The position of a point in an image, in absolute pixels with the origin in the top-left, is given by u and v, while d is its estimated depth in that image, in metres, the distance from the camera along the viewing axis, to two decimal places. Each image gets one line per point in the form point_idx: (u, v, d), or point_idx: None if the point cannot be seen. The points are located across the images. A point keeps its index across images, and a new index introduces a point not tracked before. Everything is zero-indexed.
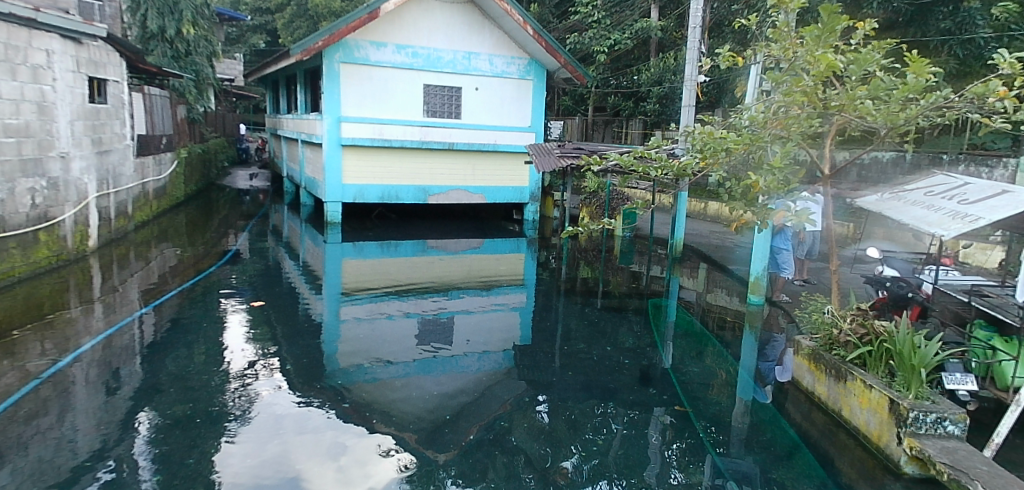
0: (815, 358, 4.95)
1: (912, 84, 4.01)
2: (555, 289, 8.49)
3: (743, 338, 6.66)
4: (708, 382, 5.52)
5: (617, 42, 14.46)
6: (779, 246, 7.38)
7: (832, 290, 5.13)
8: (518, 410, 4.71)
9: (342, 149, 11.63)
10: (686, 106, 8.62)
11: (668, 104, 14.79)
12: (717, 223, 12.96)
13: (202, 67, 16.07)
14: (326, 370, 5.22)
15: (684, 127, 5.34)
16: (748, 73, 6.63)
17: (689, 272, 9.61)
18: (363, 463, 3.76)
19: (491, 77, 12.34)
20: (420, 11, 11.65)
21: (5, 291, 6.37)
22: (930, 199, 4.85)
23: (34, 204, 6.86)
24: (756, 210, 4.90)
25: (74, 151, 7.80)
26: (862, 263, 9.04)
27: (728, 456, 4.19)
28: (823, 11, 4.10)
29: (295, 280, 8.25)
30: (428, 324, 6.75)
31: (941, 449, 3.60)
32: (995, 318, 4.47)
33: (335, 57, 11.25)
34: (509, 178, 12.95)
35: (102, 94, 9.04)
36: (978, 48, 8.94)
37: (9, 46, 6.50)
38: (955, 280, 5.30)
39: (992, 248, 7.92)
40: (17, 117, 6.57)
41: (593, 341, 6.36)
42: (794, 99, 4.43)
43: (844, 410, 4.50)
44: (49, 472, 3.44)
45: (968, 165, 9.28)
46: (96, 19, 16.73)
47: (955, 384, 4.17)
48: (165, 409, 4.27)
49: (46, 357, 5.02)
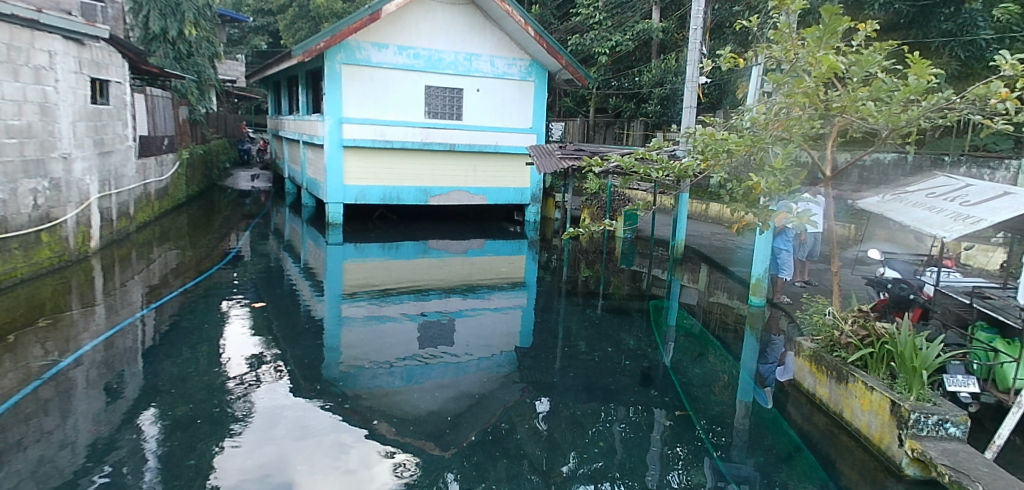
0: (816, 359, 4.94)
1: (914, 86, 4.01)
2: (556, 290, 8.51)
3: (744, 340, 6.66)
4: (709, 383, 5.51)
5: (617, 44, 14.58)
6: (781, 247, 7.34)
7: (833, 291, 5.12)
8: (519, 411, 4.71)
9: (343, 150, 11.65)
10: (688, 108, 8.63)
11: (669, 106, 14.86)
12: (718, 225, 12.95)
13: (204, 68, 16.12)
14: (328, 371, 5.22)
15: (684, 128, 5.36)
16: (750, 74, 6.63)
17: (691, 274, 9.62)
18: (363, 464, 3.76)
19: (493, 78, 12.35)
20: (422, 12, 11.66)
21: (8, 291, 6.40)
22: (932, 201, 4.84)
23: (37, 205, 6.89)
24: (757, 211, 4.92)
25: (76, 152, 7.82)
26: (863, 265, 9.03)
27: (729, 458, 4.19)
28: (824, 12, 4.09)
29: (297, 281, 8.26)
30: (429, 325, 6.75)
31: (942, 451, 3.60)
32: (995, 320, 4.44)
33: (337, 59, 11.26)
34: (510, 179, 12.96)
35: (104, 95, 9.06)
36: (979, 50, 8.92)
37: (12, 47, 6.51)
38: (956, 282, 5.28)
39: (994, 250, 7.90)
40: (19, 118, 6.58)
41: (594, 342, 6.36)
42: (796, 101, 4.43)
43: (846, 412, 4.49)
44: (50, 473, 3.45)
45: (970, 166, 9.28)
46: (99, 20, 16.81)
47: (957, 386, 4.17)
48: (167, 410, 4.27)
49: (48, 357, 5.04)
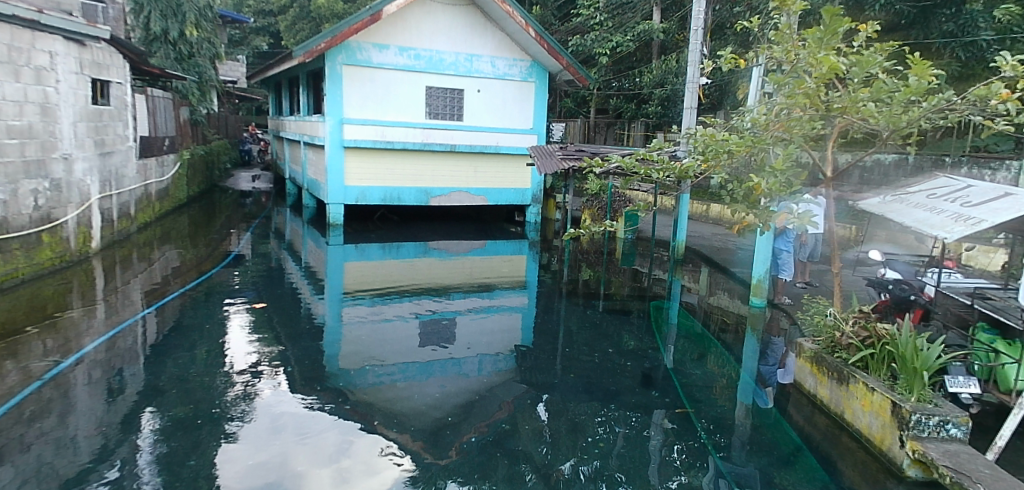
0: (817, 360, 4.93)
1: (915, 87, 4.01)
2: (557, 290, 8.50)
3: (744, 341, 6.65)
4: (710, 384, 5.50)
5: (618, 45, 14.50)
6: (781, 248, 7.32)
7: (834, 292, 5.12)
8: (520, 412, 4.70)
9: (344, 151, 11.65)
10: (689, 108, 8.64)
11: (670, 106, 14.87)
12: (719, 226, 12.95)
13: (205, 69, 16.13)
14: (328, 372, 5.21)
15: (685, 129, 5.36)
16: (750, 75, 6.63)
17: (692, 275, 9.61)
18: (364, 465, 3.76)
19: (494, 78, 12.36)
20: (423, 13, 11.67)
21: (9, 291, 6.41)
22: (933, 202, 4.83)
23: (38, 206, 6.89)
24: (757, 212, 4.93)
25: (77, 153, 7.82)
26: (864, 266, 9.02)
27: (730, 459, 4.18)
28: (825, 13, 4.09)
29: (297, 281, 8.26)
30: (430, 326, 6.74)
31: (944, 452, 3.59)
32: (997, 321, 4.43)
33: (338, 59, 11.27)
34: (511, 180, 12.95)
35: (105, 96, 9.07)
36: (980, 51, 8.87)
37: (13, 48, 6.50)
38: (957, 283, 5.27)
39: (996, 251, 7.88)
40: (20, 119, 6.59)
41: (595, 343, 6.36)
42: (796, 102, 4.42)
43: (847, 413, 4.48)
44: (50, 473, 3.45)
45: (971, 168, 9.27)
46: (100, 21, 16.84)
47: (958, 388, 4.18)
48: (167, 411, 4.27)
49: (49, 357, 5.05)
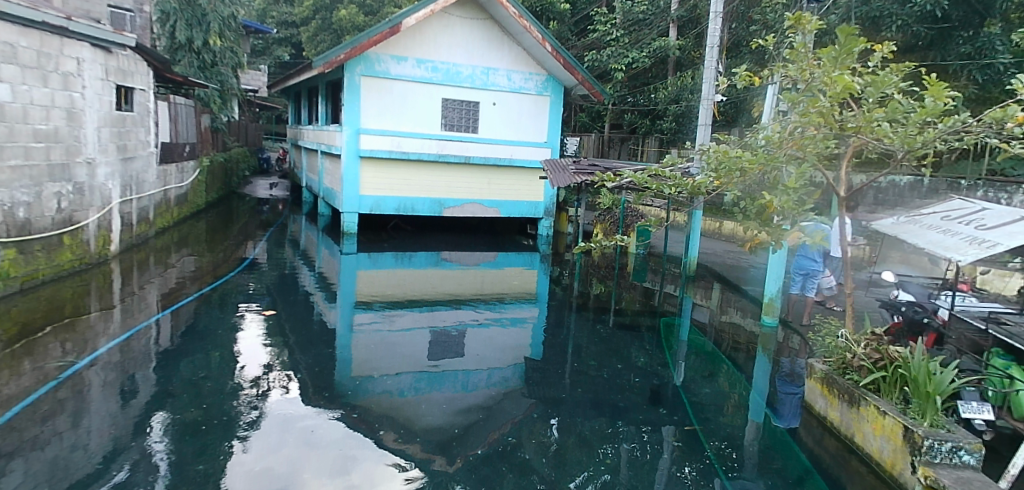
0: (827, 382, 4.88)
1: (931, 108, 3.94)
2: (567, 304, 8.50)
3: (756, 361, 6.59)
4: (720, 403, 5.46)
5: (634, 60, 14.75)
6: (809, 269, 7.36)
7: (846, 312, 5.01)
8: (528, 426, 4.69)
9: (360, 160, 11.79)
10: (703, 124, 8.62)
11: (685, 123, 14.94)
12: (732, 243, 12.86)
13: (227, 78, 16.50)
14: (337, 380, 5.26)
15: (699, 146, 5.32)
16: (765, 93, 6.71)
17: (703, 292, 9.55)
18: (370, 476, 3.74)
19: (509, 92, 12.47)
20: (441, 26, 11.82)
21: (29, 292, 6.52)
22: (947, 224, 4.79)
23: (60, 208, 7.05)
24: (769, 230, 4.89)
25: (100, 158, 8.00)
26: (878, 287, 8.94)
27: (739, 480, 4.12)
28: (841, 32, 4.08)
29: (310, 289, 8.34)
30: (439, 337, 6.76)
31: (955, 479, 3.51)
32: (1011, 347, 4.40)
33: (357, 71, 11.44)
34: (525, 192, 12.95)
35: (129, 102, 9.27)
36: (996, 74, 8.86)
37: (43, 54, 6.73)
38: (972, 307, 5.21)
39: (1011, 275, 7.76)
40: (47, 123, 6.78)
41: (603, 359, 6.33)
42: (811, 120, 4.42)
43: (857, 436, 4.42)
44: (63, 473, 3.50)
45: (987, 190, 9.14)
46: (127, 29, 17.38)
47: (971, 413, 4.09)
48: (179, 414, 4.33)
49: (66, 357, 5.15)
